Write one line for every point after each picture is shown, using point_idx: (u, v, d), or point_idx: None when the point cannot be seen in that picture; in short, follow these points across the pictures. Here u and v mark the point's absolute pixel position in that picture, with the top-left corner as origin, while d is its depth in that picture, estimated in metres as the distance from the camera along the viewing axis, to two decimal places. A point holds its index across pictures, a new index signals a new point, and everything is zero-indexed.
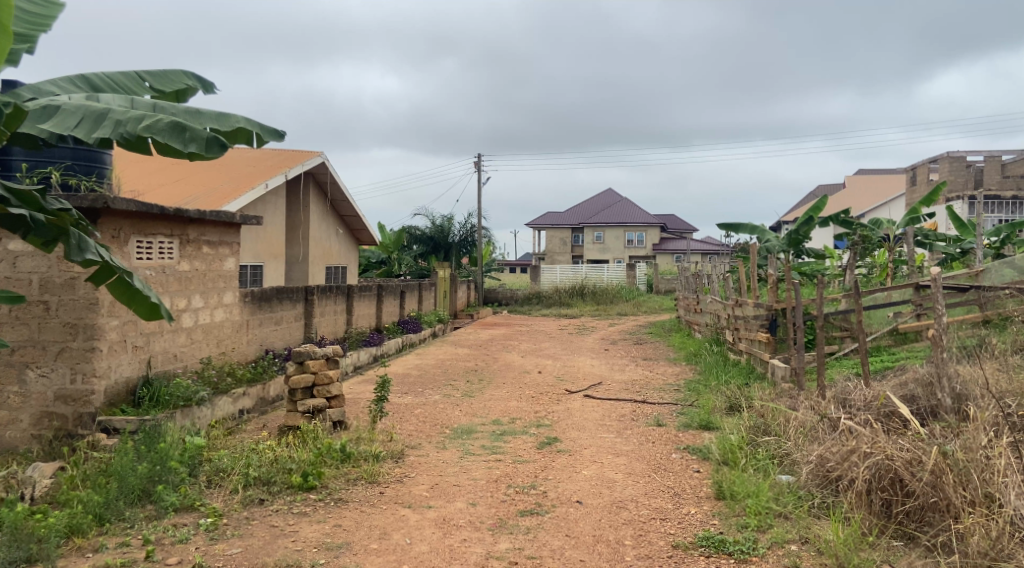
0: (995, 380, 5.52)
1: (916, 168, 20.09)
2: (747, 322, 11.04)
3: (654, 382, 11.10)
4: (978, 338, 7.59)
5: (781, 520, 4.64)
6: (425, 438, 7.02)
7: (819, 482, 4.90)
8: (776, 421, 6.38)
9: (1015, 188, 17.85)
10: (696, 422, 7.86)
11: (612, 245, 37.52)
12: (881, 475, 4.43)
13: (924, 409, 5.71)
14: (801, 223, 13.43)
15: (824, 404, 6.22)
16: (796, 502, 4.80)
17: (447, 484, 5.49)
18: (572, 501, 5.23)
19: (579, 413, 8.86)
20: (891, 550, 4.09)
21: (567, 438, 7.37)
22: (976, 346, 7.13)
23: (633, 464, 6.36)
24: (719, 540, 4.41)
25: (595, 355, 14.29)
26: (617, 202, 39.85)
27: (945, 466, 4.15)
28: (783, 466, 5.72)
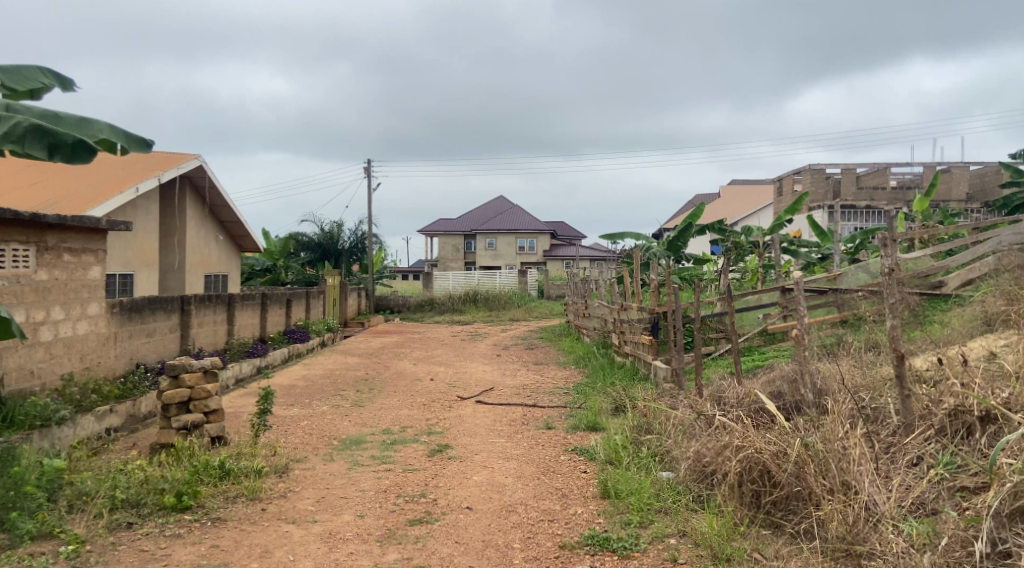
0: (851, 374, 5.98)
1: (783, 178, 21.47)
2: (632, 325, 11.45)
3: (544, 386, 11.31)
4: (836, 336, 8.21)
5: (662, 516, 4.84)
6: (311, 450, 6.83)
7: (695, 477, 5.16)
8: (657, 420, 6.66)
9: (869, 198, 19.37)
10: (583, 424, 8.07)
11: (504, 252, 37.94)
12: (751, 468, 4.70)
13: (789, 404, 6.11)
14: (679, 231, 14.07)
15: (702, 401, 6.54)
16: (674, 497, 5.03)
17: (334, 497, 5.36)
18: (461, 507, 5.24)
19: (471, 419, 8.89)
20: (760, 538, 4.35)
21: (457, 445, 7.37)
22: (835, 344, 7.70)
23: (522, 468, 6.44)
24: (603, 538, 4.54)
25: (486, 360, 14.40)
26: (510, 209, 40.35)
27: (806, 457, 4.44)
28: (663, 463, 5.98)
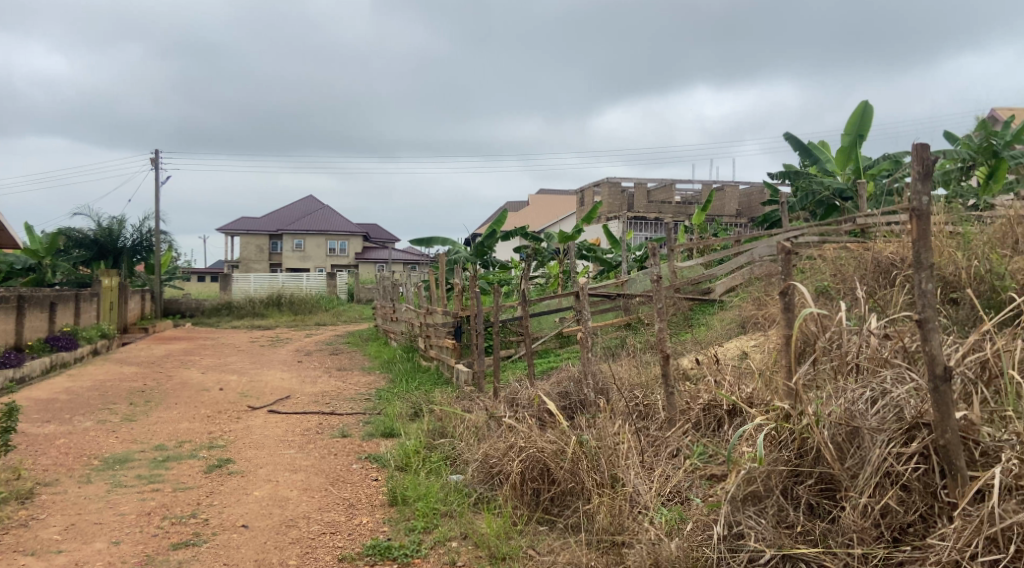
0: (630, 375, 6.38)
1: (584, 191, 22.63)
2: (436, 329, 11.43)
3: (344, 393, 10.99)
4: (621, 339, 8.78)
5: (446, 519, 4.86)
6: (66, 472, 6.08)
7: (482, 478, 5.25)
8: (451, 424, 6.71)
9: (657, 211, 20.90)
10: (379, 430, 7.93)
11: (312, 254, 36.55)
12: (532, 467, 4.87)
13: (574, 404, 6.42)
14: (485, 237, 14.34)
15: (495, 404, 6.68)
16: (460, 499, 5.08)
17: (86, 523, 4.80)
18: (235, 526, 4.91)
19: (260, 431, 8.41)
20: (536, 534, 4.51)
21: (241, 459, 6.93)
22: (619, 347, 8.24)
23: (309, 479, 6.17)
24: (385, 546, 4.46)
25: (285, 367, 13.74)
26: (318, 210, 39.00)
27: (581, 453, 4.67)
28: (454, 466, 6.02)
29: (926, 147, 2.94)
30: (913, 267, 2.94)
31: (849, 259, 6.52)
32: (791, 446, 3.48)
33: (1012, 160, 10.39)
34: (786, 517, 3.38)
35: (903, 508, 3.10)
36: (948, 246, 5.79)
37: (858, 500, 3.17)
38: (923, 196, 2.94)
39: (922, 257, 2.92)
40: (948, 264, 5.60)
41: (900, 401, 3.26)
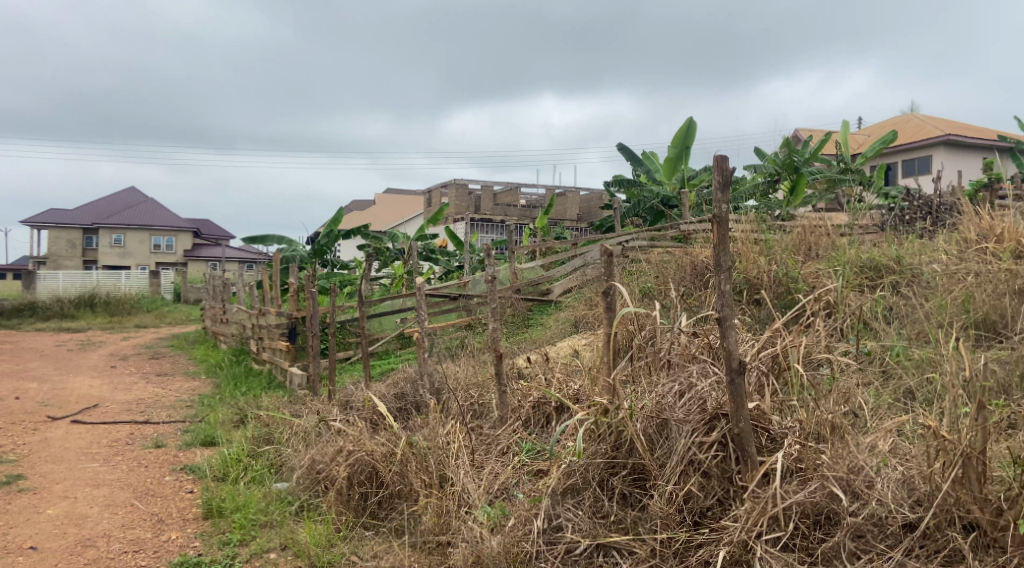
0: (466, 375, 6.38)
1: (431, 191, 22.50)
2: (270, 330, 10.78)
3: (163, 399, 10.18)
4: (460, 339, 8.80)
5: (266, 530, 4.63)
6: None
7: (306, 485, 5.06)
8: (278, 429, 6.40)
9: (503, 214, 21.19)
10: (199, 439, 7.41)
11: (133, 250, 33.65)
12: (360, 470, 4.75)
13: (409, 405, 6.34)
14: (323, 236, 13.81)
15: (328, 407, 6.47)
16: (281, 508, 4.85)
17: None
18: (20, 549, 4.43)
19: (61, 443, 7.59)
20: (361, 540, 4.40)
21: (33, 475, 6.20)
22: (459, 347, 8.31)
23: (114, 494, 5.64)
24: (194, 563, 4.25)
25: (96, 373, 12.51)
26: (142, 202, 35.99)
27: (410, 455, 4.60)
28: (279, 474, 5.75)
29: (725, 158, 3.15)
30: (714, 269, 3.14)
31: (671, 261, 6.89)
32: (608, 439, 3.63)
33: (810, 175, 11.55)
34: (601, 507, 3.52)
35: (703, 494, 3.31)
36: (754, 251, 6.30)
37: (665, 488, 3.33)
38: (723, 204, 3.15)
39: (721, 260, 3.12)
40: (753, 267, 6.09)
41: (704, 394, 3.48)
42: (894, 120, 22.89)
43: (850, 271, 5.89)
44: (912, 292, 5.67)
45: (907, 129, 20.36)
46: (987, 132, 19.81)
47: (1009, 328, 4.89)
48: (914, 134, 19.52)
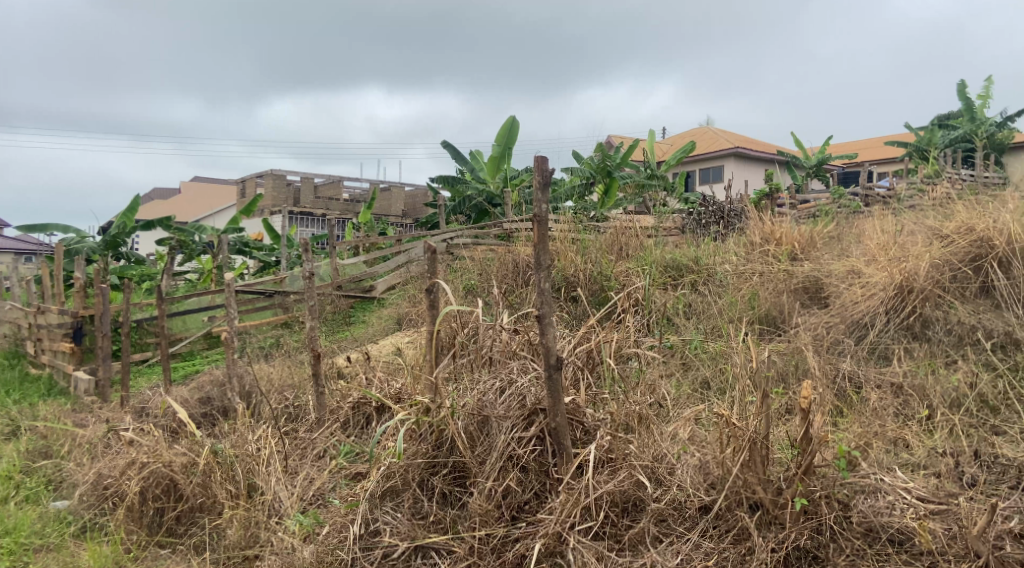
0: (281, 375, 6.04)
1: (245, 181, 21.17)
2: (50, 329, 9.57)
3: None
4: (276, 339, 8.36)
5: (40, 555, 4.09)
6: None
7: (90, 502, 4.53)
8: (59, 442, 5.68)
9: (324, 207, 20.43)
10: None
11: None
12: (158, 482, 4.33)
13: (216, 410, 5.89)
14: (117, 225, 12.40)
15: (120, 415, 5.85)
16: (60, 529, 4.31)
17: None
18: None
19: None
20: (156, 560, 4.01)
21: None
22: (273, 347, 7.89)
23: None
24: None
25: None
26: None
27: (214, 464, 4.24)
28: (58, 491, 5.10)
29: (545, 159, 3.20)
30: (534, 267, 3.17)
31: (493, 258, 6.95)
32: (429, 438, 3.57)
33: (621, 179, 12.24)
34: (421, 508, 3.46)
35: (521, 488, 3.33)
36: (572, 250, 6.54)
37: (484, 484, 3.32)
38: (543, 203, 3.19)
39: (540, 259, 3.16)
40: (571, 266, 6.33)
41: (523, 389, 3.50)
42: (693, 132, 24.93)
43: (657, 270, 6.29)
44: (708, 290, 6.17)
45: (704, 140, 22.29)
46: (768, 146, 22.21)
47: (787, 322, 5.46)
48: (710, 145, 21.40)
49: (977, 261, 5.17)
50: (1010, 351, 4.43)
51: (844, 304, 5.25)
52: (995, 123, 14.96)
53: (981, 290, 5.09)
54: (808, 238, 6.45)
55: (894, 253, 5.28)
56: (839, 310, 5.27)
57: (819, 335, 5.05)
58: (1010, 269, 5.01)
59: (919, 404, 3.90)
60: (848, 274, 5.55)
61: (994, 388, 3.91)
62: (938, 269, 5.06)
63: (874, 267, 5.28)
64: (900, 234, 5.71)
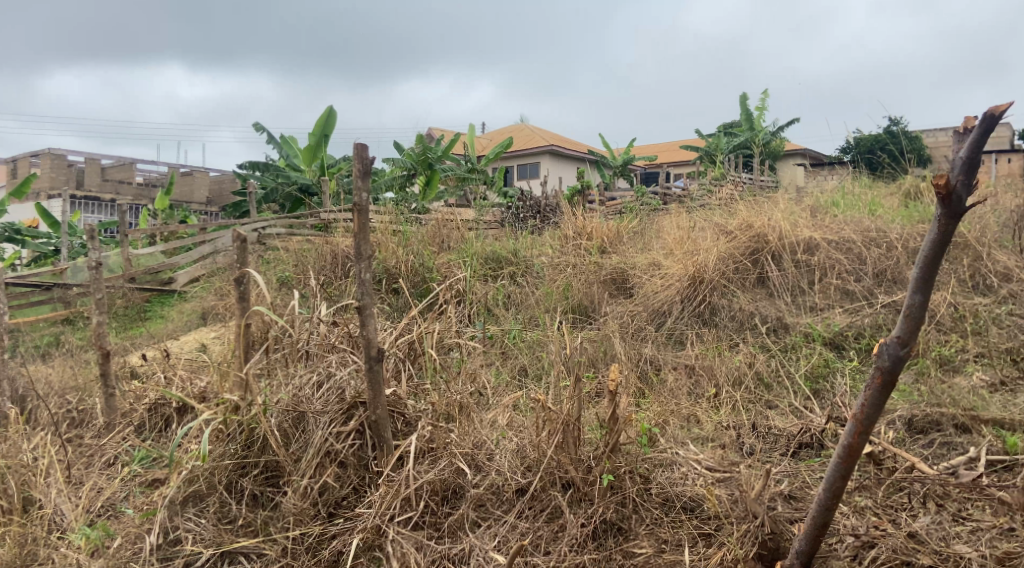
0: (63, 377, 5.40)
1: (16, 159, 18.66)
2: None
3: None
4: (56, 337, 7.47)
5: None
6: None
7: None
8: None
9: (114, 192, 18.54)
10: None
11: None
12: None
13: None
14: None
15: None
16: None
17: None
18: None
19: None
20: None
21: None
22: (54, 346, 7.06)
23: None
24: None
25: None
26: None
27: None
28: None
29: (366, 146, 3.06)
30: (354, 258, 3.06)
31: (309, 249, 6.68)
32: (238, 438, 3.36)
33: (442, 172, 12.25)
34: (228, 512, 3.25)
35: (339, 484, 3.21)
36: (392, 241, 6.49)
37: (299, 482, 3.18)
38: (364, 192, 3.04)
39: (361, 250, 3.04)
40: (391, 257, 6.28)
41: (342, 383, 3.41)
42: (509, 129, 25.66)
43: (477, 263, 6.42)
44: (525, 282, 6.37)
45: (520, 137, 23.04)
46: (579, 145, 23.43)
47: (596, 311, 5.76)
48: (525, 143, 22.17)
49: (755, 254, 5.81)
50: (780, 334, 5.01)
51: (646, 294, 5.70)
52: (770, 133, 16.87)
53: (758, 280, 5.71)
54: (615, 232, 6.88)
55: (687, 248, 5.85)
56: (641, 299, 5.69)
57: (625, 322, 5.41)
58: (780, 262, 5.68)
59: (707, 383, 4.29)
60: (649, 267, 6.02)
61: (767, 367, 4.43)
62: (723, 262, 5.64)
63: (672, 261, 5.82)
64: (693, 230, 6.26)
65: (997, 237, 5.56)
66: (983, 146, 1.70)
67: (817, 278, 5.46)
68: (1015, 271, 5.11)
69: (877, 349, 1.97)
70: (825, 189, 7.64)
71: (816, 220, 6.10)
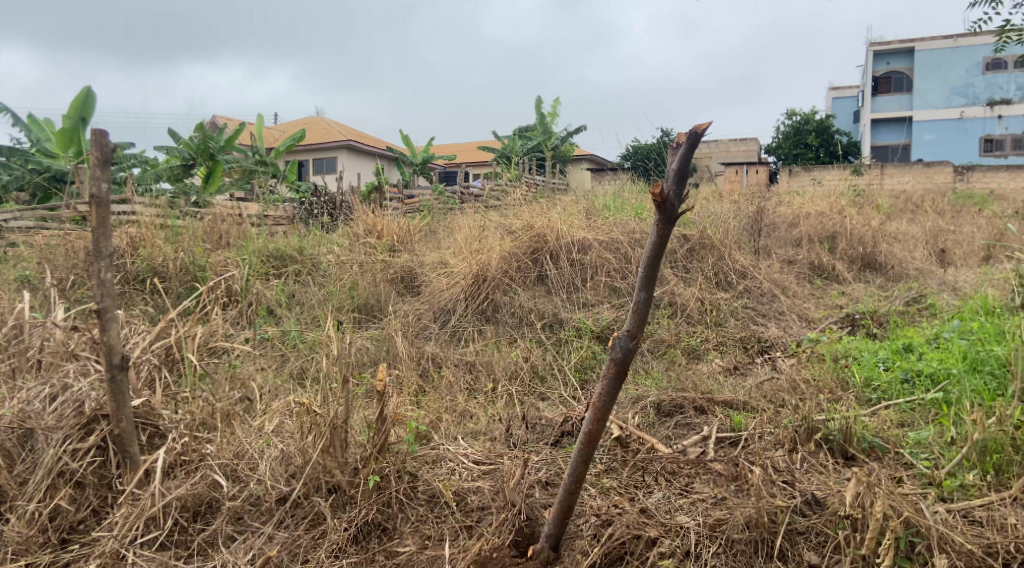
0: None
1: None
2: None
3: None
4: None
5: None
6: None
7: None
8: None
9: None
10: None
11: None
12: None
13: None
14: None
15: None
16: None
17: None
18: None
19: None
20: None
21: None
22: None
23: None
24: None
25: None
26: None
27: None
28: None
29: (106, 133, 2.74)
30: (92, 255, 2.73)
31: (58, 244, 5.93)
32: None
33: (225, 164, 11.46)
34: None
35: (74, 506, 2.89)
36: (159, 237, 5.96)
37: (25, 508, 2.82)
38: (103, 183, 2.74)
39: (101, 247, 2.73)
40: (158, 254, 5.77)
41: (81, 395, 3.07)
42: (303, 121, 24.68)
43: (257, 261, 6.07)
44: (310, 280, 6.14)
45: (314, 131, 22.27)
46: (377, 141, 23.13)
47: (382, 310, 5.69)
48: (320, 136, 21.48)
49: (535, 253, 6.08)
50: (555, 329, 5.28)
51: (432, 292, 5.75)
52: (559, 137, 17.77)
53: (538, 278, 5.97)
54: (404, 230, 6.86)
55: (472, 247, 5.98)
56: (427, 298, 5.73)
57: (409, 321, 5.40)
58: (557, 260, 6.00)
59: (485, 378, 4.41)
60: (436, 266, 6.08)
61: (542, 361, 4.64)
62: (506, 261, 5.85)
63: (458, 260, 5.93)
64: (479, 229, 6.44)
65: (737, 238, 6.31)
66: (690, 159, 1.91)
67: (589, 276, 5.84)
68: (750, 270, 5.85)
69: (612, 342, 2.14)
70: (602, 193, 8.19)
71: (590, 221, 6.53)
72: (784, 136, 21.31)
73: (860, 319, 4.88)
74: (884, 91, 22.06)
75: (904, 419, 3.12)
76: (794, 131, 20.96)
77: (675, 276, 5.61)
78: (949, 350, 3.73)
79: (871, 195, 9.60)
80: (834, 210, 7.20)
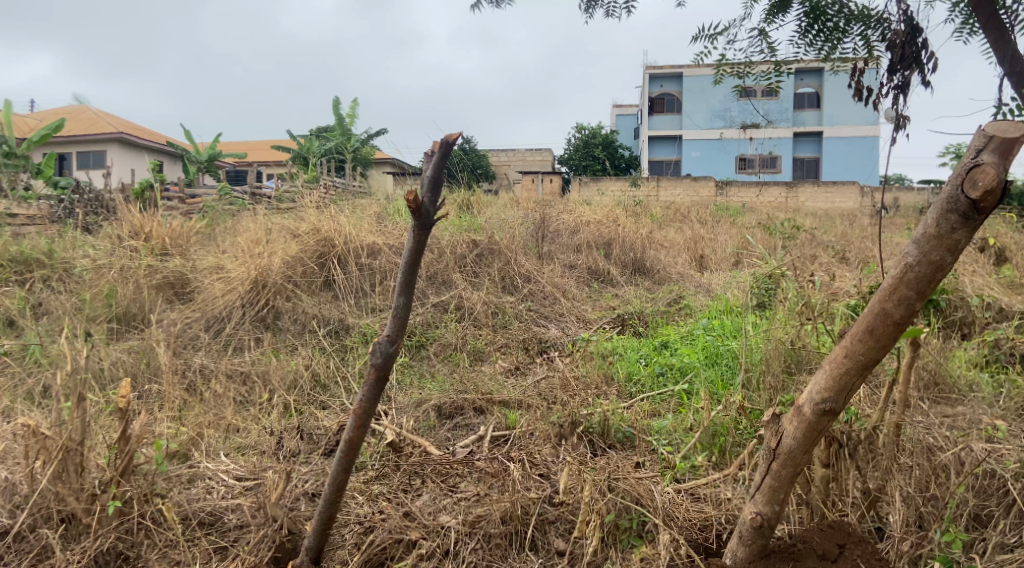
0: None
1: None
2: None
3: None
4: None
5: None
6: None
7: None
8: None
9: None
10: None
11: None
12: None
13: None
14: None
15: None
16: None
17: None
18: None
19: None
20: None
21: None
22: None
23: None
24: None
25: None
26: None
27: None
28: None
29: None
30: None
31: None
32: None
33: None
34: None
35: None
36: None
37: None
38: None
39: None
40: None
41: None
42: (66, 108, 22.10)
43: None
44: (61, 287, 5.49)
45: (80, 120, 20.04)
46: (156, 135, 21.32)
47: (146, 319, 5.22)
48: (87, 127, 19.37)
49: (322, 258, 5.90)
50: (340, 335, 5.15)
51: (206, 300, 5.38)
52: (358, 140, 17.45)
53: (324, 283, 5.80)
54: (176, 232, 6.34)
55: (253, 250, 5.68)
56: (200, 305, 5.36)
57: (176, 331, 5.01)
58: (345, 265, 5.86)
59: (260, 390, 4.18)
60: (211, 271, 5.69)
61: (324, 368, 4.49)
62: (288, 266, 5.62)
63: (235, 263, 5.59)
64: (263, 232, 6.13)
65: (522, 244, 6.58)
66: (443, 168, 1.95)
67: (377, 281, 5.77)
68: (534, 274, 6.10)
69: (372, 348, 2.12)
70: (394, 197, 8.15)
71: (381, 226, 6.46)
72: (575, 148, 22.60)
73: (628, 319, 5.30)
74: (659, 110, 24.28)
75: (655, 410, 3.42)
76: (583, 144, 22.32)
77: (462, 280, 5.73)
78: (697, 345, 4.15)
79: (646, 205, 10.46)
80: (611, 218, 7.74)
